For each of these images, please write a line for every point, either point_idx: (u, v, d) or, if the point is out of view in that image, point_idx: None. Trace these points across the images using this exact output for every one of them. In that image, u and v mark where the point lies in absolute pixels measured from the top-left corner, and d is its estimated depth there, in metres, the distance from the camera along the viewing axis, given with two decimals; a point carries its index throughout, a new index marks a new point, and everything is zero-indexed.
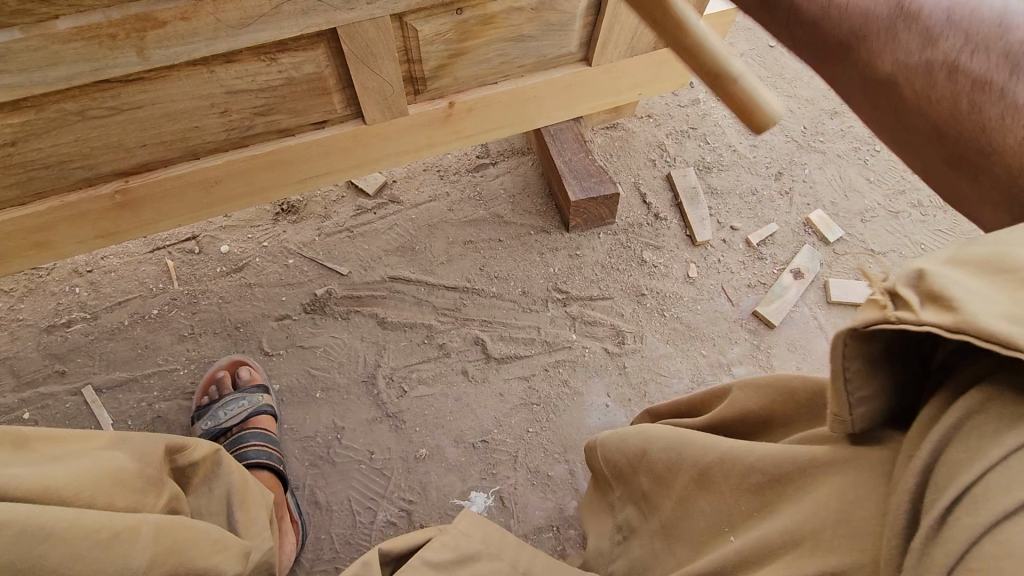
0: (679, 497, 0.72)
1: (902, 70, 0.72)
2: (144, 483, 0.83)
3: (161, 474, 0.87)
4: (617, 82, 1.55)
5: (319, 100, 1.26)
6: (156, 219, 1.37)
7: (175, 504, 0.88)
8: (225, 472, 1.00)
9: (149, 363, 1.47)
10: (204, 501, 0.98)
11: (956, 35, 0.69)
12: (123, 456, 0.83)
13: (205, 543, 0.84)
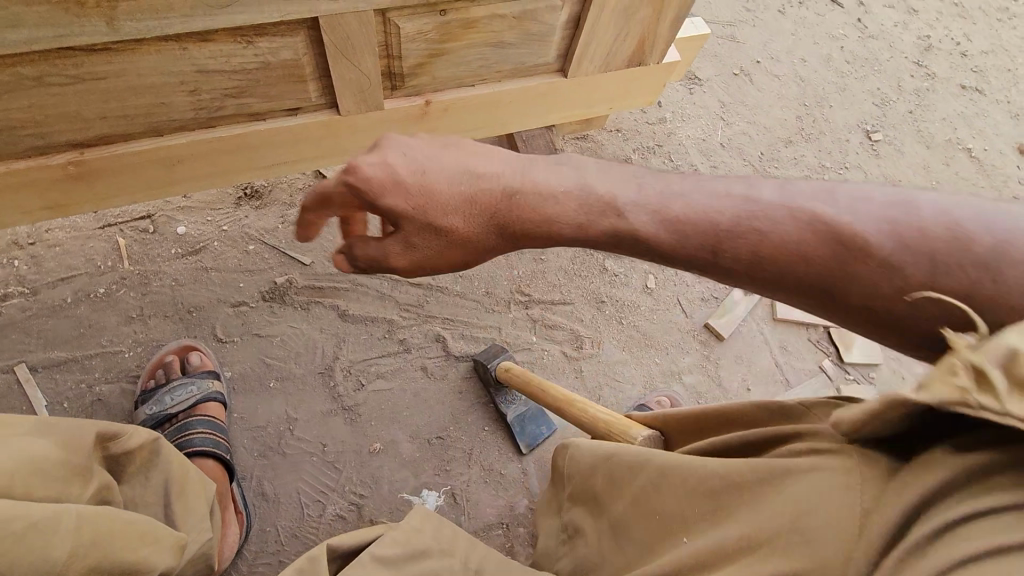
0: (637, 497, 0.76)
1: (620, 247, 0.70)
2: (69, 473, 0.80)
3: (92, 463, 0.85)
4: (591, 95, 1.60)
5: (294, 87, 1.25)
6: (111, 193, 1.33)
7: (104, 494, 0.85)
8: (160, 463, 0.99)
9: (92, 344, 1.41)
10: (138, 490, 0.96)
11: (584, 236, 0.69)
12: (49, 443, 0.80)
13: (131, 537, 0.82)
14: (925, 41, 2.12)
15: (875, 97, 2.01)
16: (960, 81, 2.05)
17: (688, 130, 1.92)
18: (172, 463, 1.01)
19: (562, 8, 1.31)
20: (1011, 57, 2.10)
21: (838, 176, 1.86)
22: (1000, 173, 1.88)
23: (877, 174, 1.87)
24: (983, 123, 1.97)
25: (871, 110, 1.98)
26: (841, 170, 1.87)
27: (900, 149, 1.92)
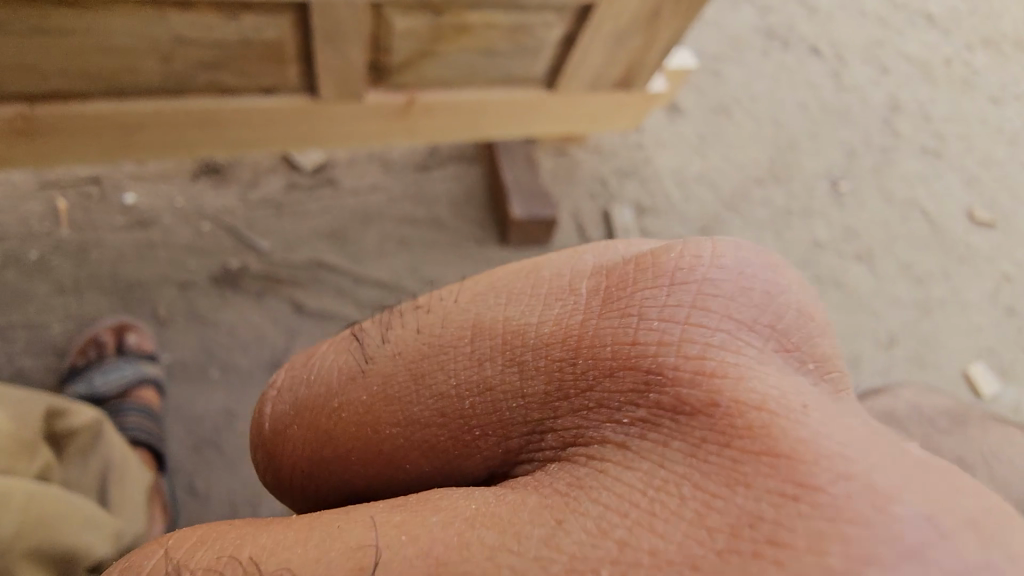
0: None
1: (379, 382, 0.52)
2: (18, 448, 0.83)
3: (37, 441, 0.87)
4: (576, 113, 1.59)
5: (272, 67, 1.19)
6: (60, 152, 1.23)
7: (45, 471, 0.88)
8: (106, 446, 1.00)
9: (17, 312, 1.31)
10: (76, 473, 0.96)
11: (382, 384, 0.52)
12: (6, 415, 0.83)
13: (79, 521, 0.85)
14: (894, 100, 2.16)
15: (845, 148, 2.06)
16: (922, 142, 2.09)
17: (665, 159, 1.94)
18: (118, 449, 1.02)
19: (556, 26, 1.29)
20: (973, 125, 2.14)
21: (802, 222, 1.92)
22: (950, 236, 1.96)
23: (839, 224, 1.93)
24: (941, 185, 2.03)
25: (840, 161, 2.03)
26: (804, 216, 1.93)
27: (862, 202, 1.98)
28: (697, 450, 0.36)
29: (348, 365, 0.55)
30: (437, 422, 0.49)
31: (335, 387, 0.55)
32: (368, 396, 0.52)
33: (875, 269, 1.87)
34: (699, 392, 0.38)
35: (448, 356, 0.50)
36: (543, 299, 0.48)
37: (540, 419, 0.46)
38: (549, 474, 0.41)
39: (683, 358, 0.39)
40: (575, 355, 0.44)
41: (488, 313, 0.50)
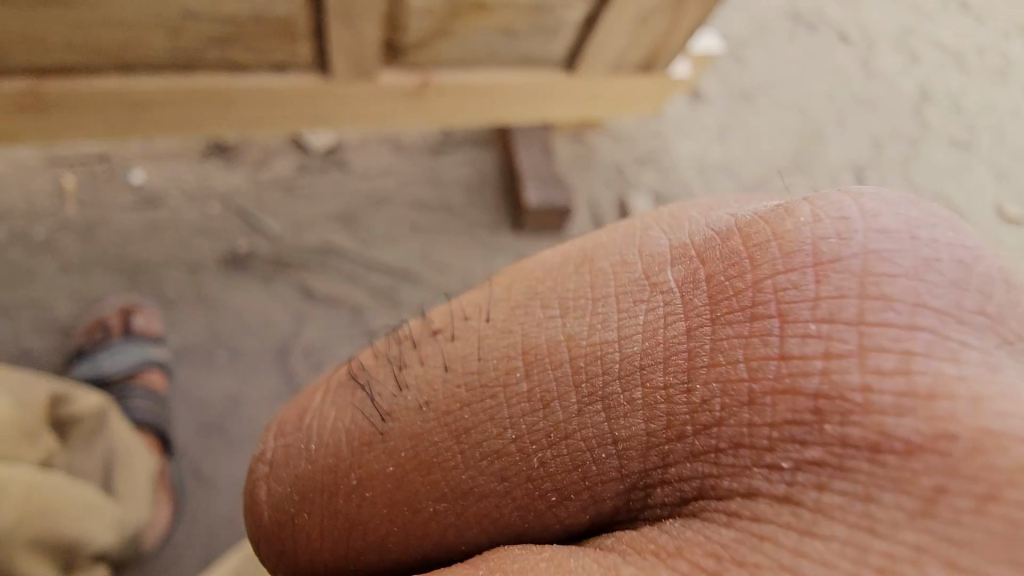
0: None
1: (405, 440, 0.42)
2: (22, 434, 0.81)
3: (38, 427, 0.85)
4: (595, 98, 1.54)
5: (283, 44, 1.15)
6: (67, 129, 1.21)
7: (49, 457, 0.87)
8: (110, 432, 0.98)
9: (23, 291, 1.30)
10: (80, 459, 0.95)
11: (414, 439, 0.41)
12: (9, 400, 0.82)
13: (82, 509, 0.85)
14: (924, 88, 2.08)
15: None
16: None
17: (685, 147, 1.89)
18: (122, 436, 1.00)
19: (578, 6, 1.24)
20: None
21: None
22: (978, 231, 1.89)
23: None
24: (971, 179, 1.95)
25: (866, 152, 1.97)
26: None
27: None
28: (930, 507, 0.25)
29: (356, 423, 0.44)
30: (501, 490, 0.39)
31: (346, 459, 0.44)
32: (392, 466, 0.42)
33: None
34: (915, 421, 0.26)
35: (495, 402, 0.39)
36: (616, 304, 0.38)
37: (648, 462, 0.36)
38: (678, 536, 0.31)
39: (876, 375, 0.28)
40: (688, 381, 0.34)
41: (541, 331, 0.40)
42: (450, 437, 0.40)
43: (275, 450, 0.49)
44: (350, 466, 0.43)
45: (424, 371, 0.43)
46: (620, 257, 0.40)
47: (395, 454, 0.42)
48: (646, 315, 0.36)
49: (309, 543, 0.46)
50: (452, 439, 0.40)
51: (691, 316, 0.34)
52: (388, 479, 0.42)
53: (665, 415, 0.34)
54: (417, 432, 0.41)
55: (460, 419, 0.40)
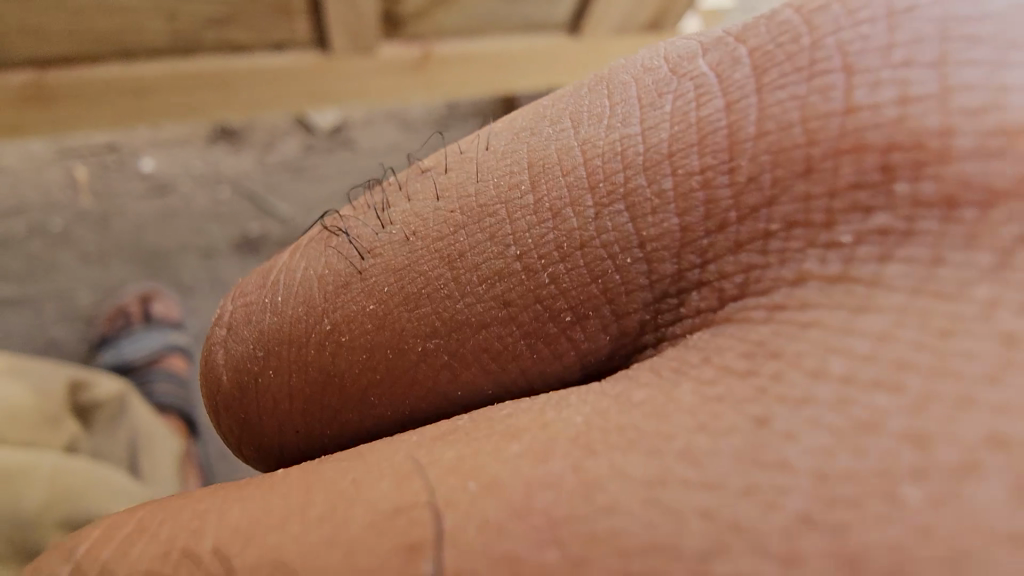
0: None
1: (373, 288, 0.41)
2: (39, 419, 0.85)
3: (60, 412, 0.90)
4: (602, 61, 1.51)
5: (281, 21, 1.14)
6: (75, 122, 1.20)
7: (75, 440, 0.92)
8: (130, 417, 1.01)
9: (45, 282, 1.33)
10: (106, 444, 0.96)
11: (380, 282, 0.40)
12: (21, 390, 0.85)
13: (104, 490, 0.85)
14: None
15: None
16: None
17: None
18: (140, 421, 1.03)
19: None
20: None
21: None
22: None
23: None
24: None
25: None
26: None
27: None
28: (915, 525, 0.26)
29: (322, 270, 0.43)
30: (469, 326, 0.39)
31: (313, 305, 0.43)
32: (358, 309, 0.41)
33: None
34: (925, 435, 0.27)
35: (461, 233, 0.39)
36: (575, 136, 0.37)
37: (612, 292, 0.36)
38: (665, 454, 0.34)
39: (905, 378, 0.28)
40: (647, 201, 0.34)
41: (501, 166, 0.39)
42: (415, 275, 0.40)
43: (234, 313, 0.46)
44: (311, 316, 0.42)
45: (391, 216, 0.42)
46: (587, 113, 0.38)
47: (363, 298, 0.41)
48: (601, 140, 0.36)
49: (273, 403, 0.44)
50: (421, 277, 0.39)
51: (650, 152, 0.34)
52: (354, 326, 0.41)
53: (636, 239, 0.34)
54: (385, 277, 0.40)
55: (428, 260, 0.39)
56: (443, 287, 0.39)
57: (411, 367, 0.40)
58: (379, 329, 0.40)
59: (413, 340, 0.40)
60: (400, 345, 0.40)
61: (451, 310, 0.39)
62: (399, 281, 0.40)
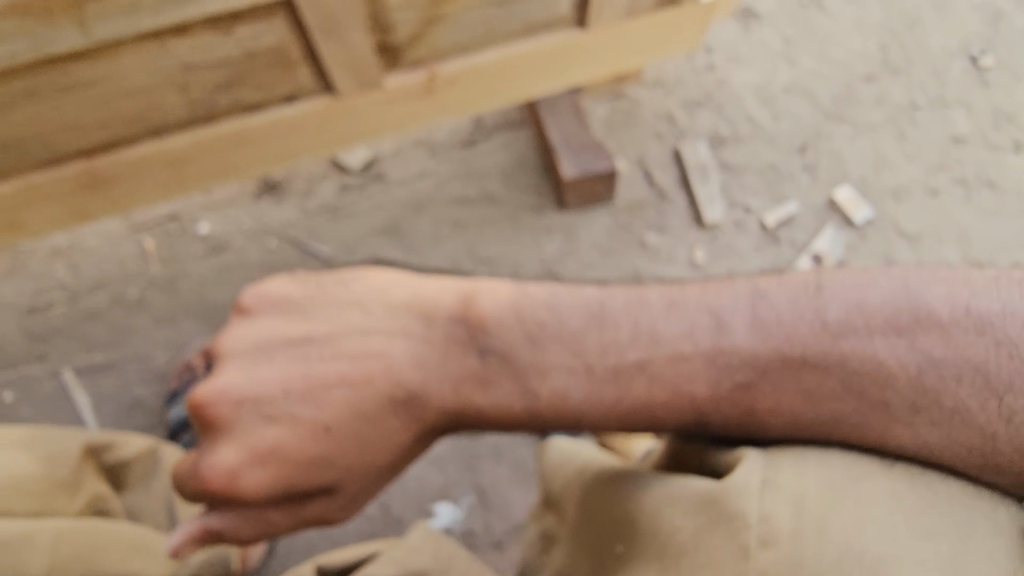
0: (796, 531, 0.47)
1: (276, 448, 0.57)
2: (53, 484, 0.85)
3: (75, 475, 0.90)
4: (621, 47, 1.41)
5: (286, 73, 1.17)
6: (130, 197, 1.32)
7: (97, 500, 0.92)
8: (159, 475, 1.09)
9: (128, 347, 1.47)
10: (137, 501, 1.04)
11: (287, 439, 0.58)
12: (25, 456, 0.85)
13: (121, 549, 0.87)
14: None
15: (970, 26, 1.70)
16: None
17: (743, 76, 1.65)
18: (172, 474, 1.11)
19: None
20: None
21: (933, 114, 1.61)
22: None
23: (986, 107, 1.62)
24: None
25: (977, 31, 1.70)
26: (936, 109, 1.61)
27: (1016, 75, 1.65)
28: None
29: (253, 430, 0.58)
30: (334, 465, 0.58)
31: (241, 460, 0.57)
32: (273, 457, 0.57)
33: None
34: None
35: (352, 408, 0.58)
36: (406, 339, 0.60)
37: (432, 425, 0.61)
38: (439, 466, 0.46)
39: None
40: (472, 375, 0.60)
41: (394, 349, 0.60)
42: (308, 433, 0.58)
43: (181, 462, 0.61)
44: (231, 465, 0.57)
45: (305, 387, 0.59)
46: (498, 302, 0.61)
47: (270, 455, 0.57)
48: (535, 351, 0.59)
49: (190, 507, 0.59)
50: (318, 435, 0.58)
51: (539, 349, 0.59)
52: (255, 467, 0.57)
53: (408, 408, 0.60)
54: (293, 436, 0.58)
55: (330, 425, 0.58)
56: (332, 448, 0.58)
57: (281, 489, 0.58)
58: (272, 473, 0.57)
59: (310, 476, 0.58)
60: (281, 475, 0.57)
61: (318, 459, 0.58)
62: (299, 444, 0.57)
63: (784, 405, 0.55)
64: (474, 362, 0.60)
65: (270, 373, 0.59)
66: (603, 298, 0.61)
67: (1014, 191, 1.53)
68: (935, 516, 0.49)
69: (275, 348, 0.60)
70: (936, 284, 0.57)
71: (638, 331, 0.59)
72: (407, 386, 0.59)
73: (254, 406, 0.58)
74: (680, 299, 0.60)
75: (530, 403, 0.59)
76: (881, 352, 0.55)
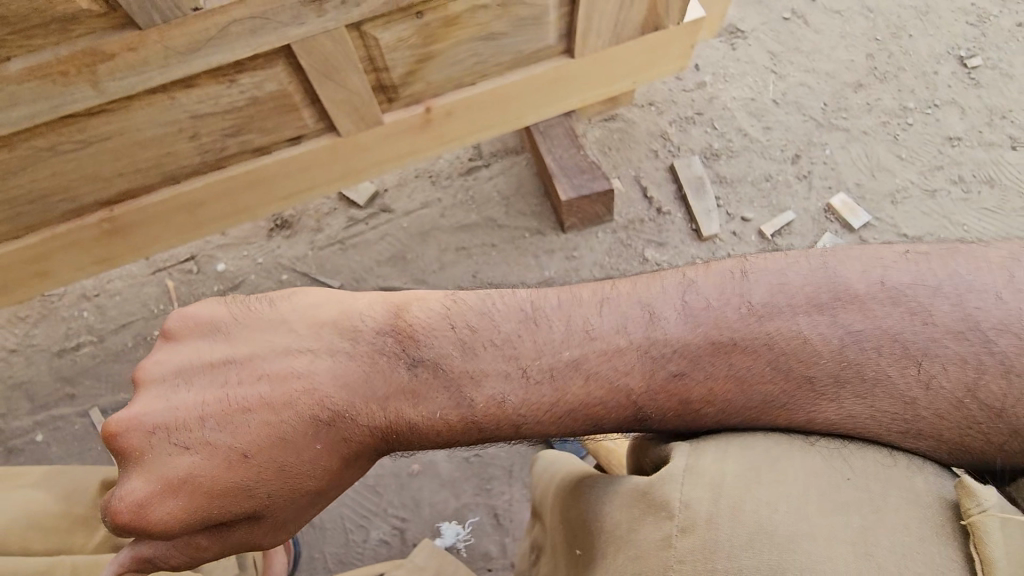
0: (710, 514, 0.49)
1: (192, 476, 0.59)
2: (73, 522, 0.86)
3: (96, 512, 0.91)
4: (609, 72, 1.47)
5: (289, 116, 1.24)
6: (150, 241, 1.39)
7: None
8: None
9: None
10: None
11: (205, 467, 0.60)
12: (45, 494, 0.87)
13: None
14: None
15: (956, 28, 1.74)
16: None
17: (733, 92, 1.70)
18: None
19: None
20: None
21: (925, 117, 1.63)
22: None
23: (978, 106, 1.63)
24: None
25: (964, 33, 1.73)
26: (928, 111, 1.63)
27: (1007, 73, 1.67)
28: None
29: (170, 460, 0.60)
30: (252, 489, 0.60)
31: (157, 492, 0.59)
32: (190, 486, 0.59)
33: None
34: None
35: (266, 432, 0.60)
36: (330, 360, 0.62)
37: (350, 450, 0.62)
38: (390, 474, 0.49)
39: None
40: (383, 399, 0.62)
41: (308, 373, 0.62)
42: (224, 460, 0.60)
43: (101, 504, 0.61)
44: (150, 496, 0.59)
45: (222, 414, 0.61)
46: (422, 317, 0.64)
47: (187, 484, 0.59)
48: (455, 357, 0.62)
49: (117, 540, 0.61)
50: (234, 462, 0.60)
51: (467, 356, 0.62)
52: (171, 498, 0.59)
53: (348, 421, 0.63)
54: (210, 462, 0.60)
55: (245, 452, 0.60)
56: (250, 473, 0.60)
57: (202, 517, 0.59)
58: (189, 502, 0.59)
59: (229, 503, 0.60)
60: (199, 503, 0.59)
61: (235, 485, 0.59)
62: (214, 471, 0.59)
63: (716, 393, 0.57)
64: (402, 375, 0.62)
65: (187, 399, 0.62)
66: (535, 300, 0.64)
67: (1016, 187, 1.52)
68: (850, 491, 0.49)
69: (194, 374, 0.63)
70: (850, 261, 0.58)
71: (574, 332, 0.61)
72: (324, 408, 0.61)
73: (168, 435, 0.61)
74: (611, 296, 0.63)
75: (464, 412, 0.61)
76: (805, 330, 0.56)
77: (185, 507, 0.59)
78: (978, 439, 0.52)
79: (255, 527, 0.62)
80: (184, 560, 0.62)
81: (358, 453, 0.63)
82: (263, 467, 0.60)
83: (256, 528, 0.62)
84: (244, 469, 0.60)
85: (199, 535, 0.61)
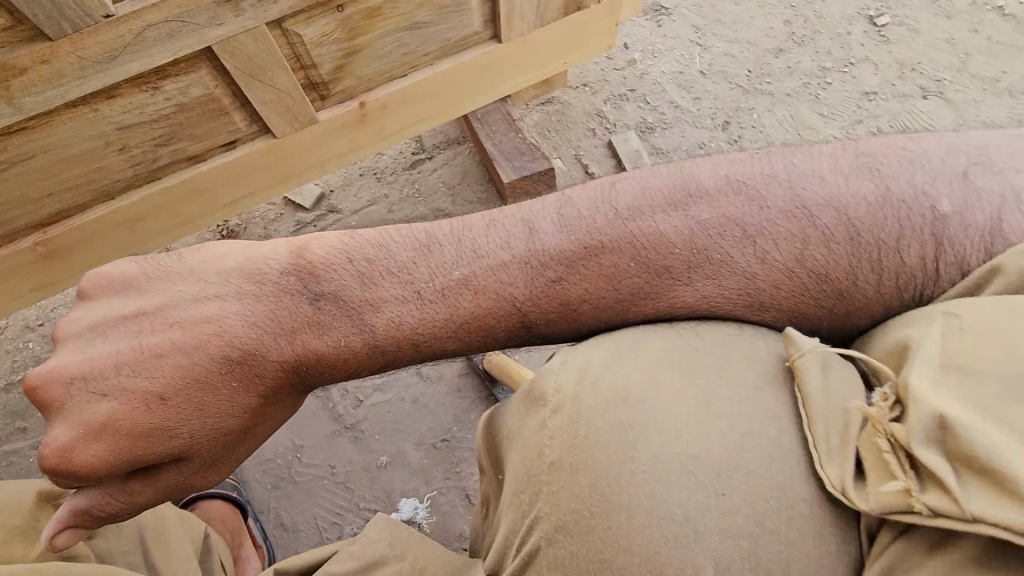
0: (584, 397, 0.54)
1: (112, 419, 0.60)
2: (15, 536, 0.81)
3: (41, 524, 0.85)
4: (538, 55, 1.50)
5: (220, 120, 1.24)
6: (90, 262, 1.36)
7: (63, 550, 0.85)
8: None
9: None
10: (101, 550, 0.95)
11: (123, 411, 0.61)
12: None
13: None
14: None
15: None
16: None
17: (661, 67, 1.76)
18: None
19: None
20: None
21: (843, 75, 1.71)
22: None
23: (890, 61, 1.72)
24: None
25: None
26: (845, 69, 1.72)
27: (913, 29, 1.77)
28: None
29: (91, 407, 0.61)
30: (171, 430, 0.61)
31: (81, 438, 0.60)
32: (113, 430, 0.60)
33: (949, 100, 1.65)
34: None
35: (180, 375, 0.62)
36: (236, 300, 0.64)
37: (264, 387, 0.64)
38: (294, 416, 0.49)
39: None
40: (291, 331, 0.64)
41: (217, 316, 0.63)
42: (140, 403, 0.61)
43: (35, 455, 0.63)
44: (74, 441, 0.60)
45: (137, 359, 0.62)
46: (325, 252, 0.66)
47: (108, 428, 0.60)
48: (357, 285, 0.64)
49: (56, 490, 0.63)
50: (151, 404, 0.61)
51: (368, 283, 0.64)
52: (97, 444, 0.60)
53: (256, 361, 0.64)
54: (128, 406, 0.61)
55: (160, 394, 0.61)
56: (166, 414, 0.61)
57: (127, 459, 0.61)
58: (113, 446, 0.60)
59: (153, 445, 0.61)
60: (122, 446, 0.60)
61: (154, 427, 0.61)
62: (133, 413, 0.61)
63: (591, 292, 0.61)
64: (306, 308, 0.64)
65: (101, 350, 0.62)
66: (429, 229, 0.66)
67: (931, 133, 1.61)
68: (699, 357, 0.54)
69: (108, 326, 0.63)
70: (705, 161, 0.65)
71: (463, 252, 0.64)
72: (233, 348, 0.63)
73: (85, 383, 0.61)
74: (499, 217, 0.66)
75: (368, 338, 0.64)
76: (661, 225, 0.61)
77: (110, 450, 0.60)
78: (810, 303, 0.59)
79: (184, 472, 0.64)
80: (118, 507, 0.63)
81: (272, 389, 0.65)
82: (177, 407, 0.62)
83: (183, 472, 0.64)
84: (161, 409, 0.61)
85: (130, 480, 0.63)
